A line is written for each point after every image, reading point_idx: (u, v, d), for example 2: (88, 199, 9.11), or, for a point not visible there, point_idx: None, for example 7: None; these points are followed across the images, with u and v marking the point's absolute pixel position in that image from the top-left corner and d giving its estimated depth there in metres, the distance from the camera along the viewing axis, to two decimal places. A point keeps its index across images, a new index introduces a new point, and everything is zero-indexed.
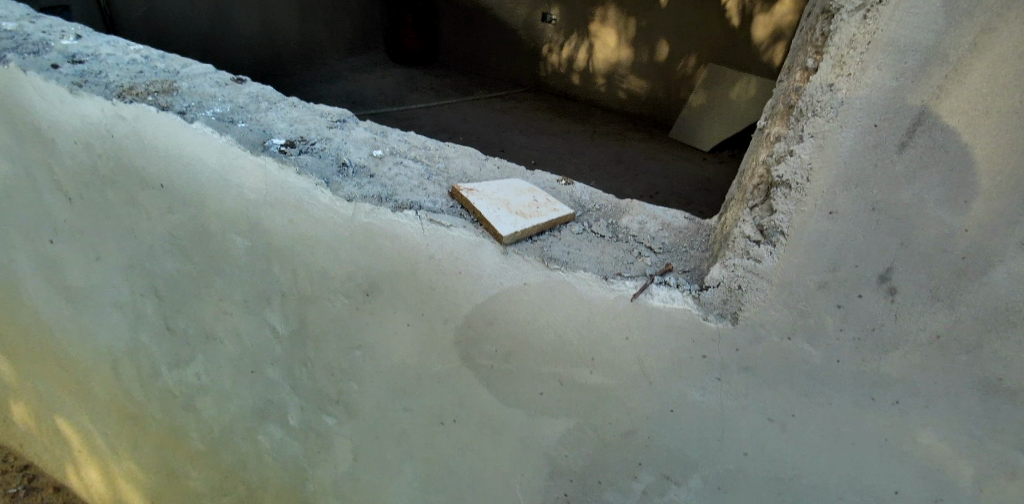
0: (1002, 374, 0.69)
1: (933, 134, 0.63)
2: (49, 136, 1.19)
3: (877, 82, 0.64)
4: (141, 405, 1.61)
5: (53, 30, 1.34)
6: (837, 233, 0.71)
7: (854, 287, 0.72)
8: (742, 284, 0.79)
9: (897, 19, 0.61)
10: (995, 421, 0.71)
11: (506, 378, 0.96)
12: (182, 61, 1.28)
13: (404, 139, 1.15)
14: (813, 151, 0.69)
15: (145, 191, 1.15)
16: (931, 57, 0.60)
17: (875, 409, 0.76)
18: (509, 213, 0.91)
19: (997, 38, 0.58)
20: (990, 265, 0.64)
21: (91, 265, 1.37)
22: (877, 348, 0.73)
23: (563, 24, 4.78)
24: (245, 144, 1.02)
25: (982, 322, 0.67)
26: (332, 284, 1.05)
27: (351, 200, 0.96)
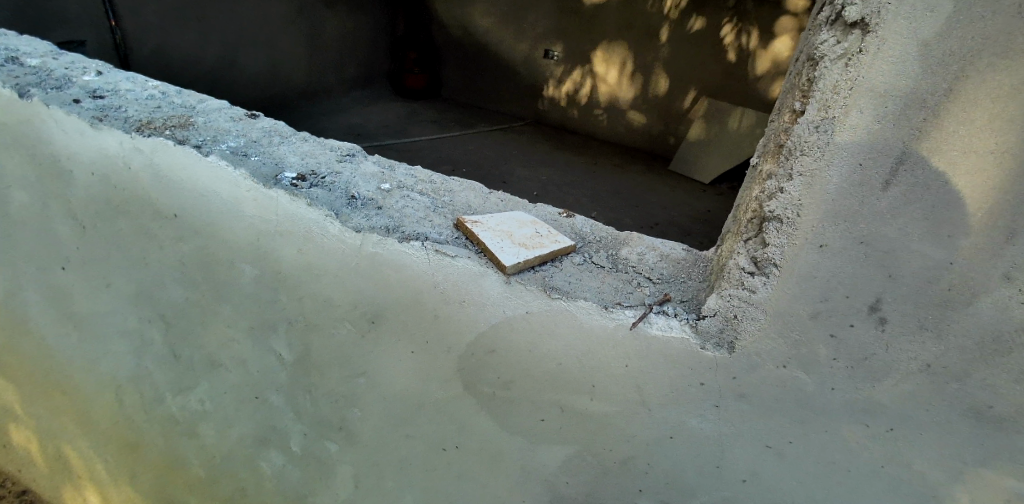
0: (991, 403, 0.71)
1: (915, 173, 0.66)
2: (68, 168, 1.23)
3: (860, 124, 0.67)
4: (143, 431, 1.62)
5: (75, 66, 1.39)
6: (828, 266, 0.74)
7: (845, 317, 0.75)
8: (738, 314, 0.82)
9: (876, 67, 0.65)
10: (987, 449, 0.73)
11: (507, 406, 0.98)
12: (198, 97, 1.34)
13: (411, 172, 1.19)
14: (802, 187, 0.73)
15: (158, 221, 1.18)
16: (909, 102, 0.64)
17: (869, 436, 0.79)
18: (512, 244, 0.94)
19: (971, 85, 0.62)
20: (976, 296, 0.67)
21: (99, 292, 1.39)
22: (868, 377, 0.76)
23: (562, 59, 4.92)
24: (257, 177, 1.05)
25: (970, 352, 0.70)
26: (339, 312, 1.08)
27: (359, 230, 0.99)
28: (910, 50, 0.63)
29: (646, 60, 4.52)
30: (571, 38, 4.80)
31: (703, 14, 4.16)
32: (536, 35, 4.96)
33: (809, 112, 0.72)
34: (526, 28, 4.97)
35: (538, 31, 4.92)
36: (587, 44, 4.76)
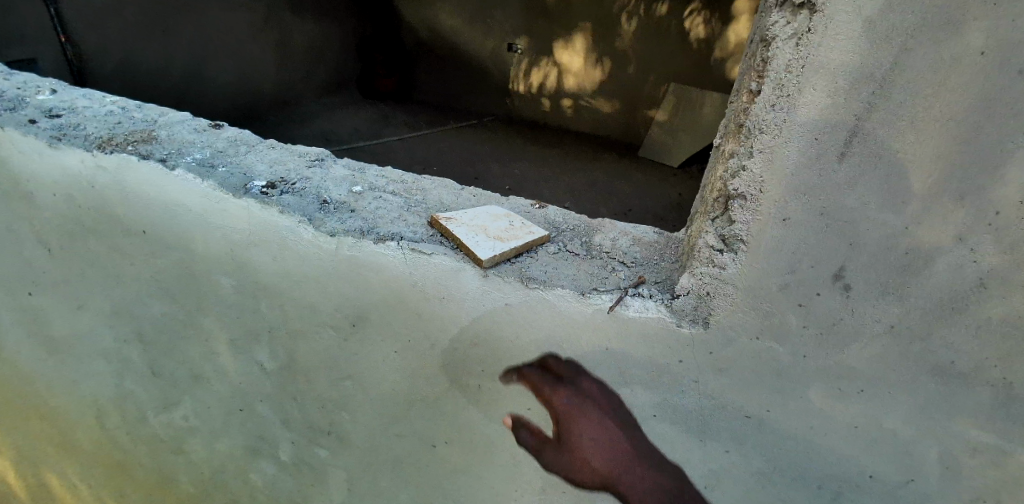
0: (953, 359, 0.75)
1: (867, 144, 0.69)
2: (29, 191, 1.20)
3: (814, 101, 0.70)
4: (128, 452, 1.60)
5: (28, 86, 1.35)
6: (792, 239, 0.76)
7: (812, 287, 0.77)
8: (710, 291, 0.84)
9: (825, 45, 0.67)
10: (952, 403, 0.77)
11: (493, 396, 1.01)
12: (160, 110, 1.31)
13: (382, 173, 1.18)
14: (763, 164, 0.75)
15: (127, 238, 1.16)
16: (859, 76, 0.67)
17: (845, 400, 0.82)
18: (487, 238, 0.95)
19: (913, 57, 0.64)
20: (932, 258, 0.71)
21: (73, 315, 1.36)
22: (839, 342, 0.79)
23: (528, 51, 4.93)
24: (226, 188, 1.04)
25: (931, 311, 0.73)
26: (319, 317, 1.07)
27: (334, 234, 0.98)
28: (854, 27, 0.65)
29: (612, 48, 4.56)
30: (537, 29, 4.82)
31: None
32: (501, 29, 4.95)
33: (765, 91, 0.73)
34: (491, 21, 4.96)
35: (502, 25, 4.93)
36: (553, 35, 4.78)
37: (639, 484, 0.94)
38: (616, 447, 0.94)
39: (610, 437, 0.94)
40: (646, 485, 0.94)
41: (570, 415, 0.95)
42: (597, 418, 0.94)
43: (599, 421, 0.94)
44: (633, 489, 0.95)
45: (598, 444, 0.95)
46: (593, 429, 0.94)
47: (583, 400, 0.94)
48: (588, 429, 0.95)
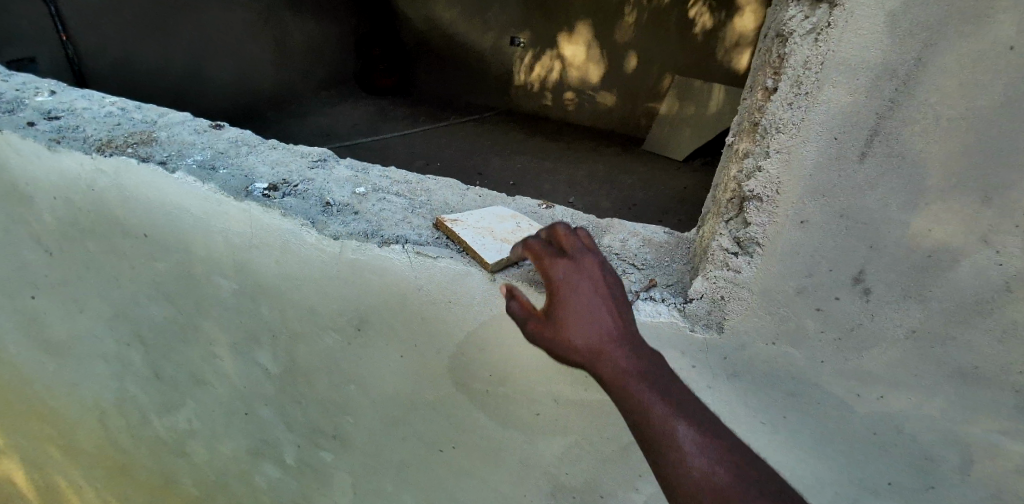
0: (975, 363, 0.72)
1: (889, 144, 0.66)
2: (28, 195, 1.19)
3: (834, 98, 0.67)
4: (132, 454, 1.59)
5: (27, 87, 1.33)
6: (810, 242, 0.74)
7: (830, 291, 0.75)
8: (724, 295, 0.82)
9: (846, 41, 0.65)
10: (974, 408, 0.75)
11: (499, 400, 1.00)
12: (160, 110, 1.29)
13: (386, 174, 1.16)
14: (780, 165, 0.72)
15: (128, 242, 1.15)
16: (882, 73, 0.64)
17: (863, 405, 0.80)
18: (495, 241, 0.91)
19: (939, 52, 0.61)
20: (955, 261, 0.68)
21: (74, 318, 1.35)
22: (857, 346, 0.77)
23: (530, 45, 4.89)
24: (227, 190, 1.01)
25: (953, 316, 0.71)
26: (323, 321, 1.06)
27: (337, 238, 0.96)
28: (877, 21, 0.63)
29: (614, 42, 4.53)
30: (539, 23, 4.78)
31: None
32: (502, 22, 4.90)
33: (783, 89, 0.71)
34: (492, 15, 4.92)
35: (504, 19, 4.88)
36: (555, 29, 4.74)
37: (630, 368, 0.62)
38: (612, 328, 0.65)
39: (606, 307, 0.67)
40: (642, 372, 0.61)
41: (560, 280, 0.69)
42: (593, 277, 0.70)
43: (593, 283, 0.69)
44: (622, 383, 0.61)
45: (587, 313, 0.66)
46: (585, 295, 0.68)
47: (584, 266, 0.71)
48: (574, 296, 0.68)
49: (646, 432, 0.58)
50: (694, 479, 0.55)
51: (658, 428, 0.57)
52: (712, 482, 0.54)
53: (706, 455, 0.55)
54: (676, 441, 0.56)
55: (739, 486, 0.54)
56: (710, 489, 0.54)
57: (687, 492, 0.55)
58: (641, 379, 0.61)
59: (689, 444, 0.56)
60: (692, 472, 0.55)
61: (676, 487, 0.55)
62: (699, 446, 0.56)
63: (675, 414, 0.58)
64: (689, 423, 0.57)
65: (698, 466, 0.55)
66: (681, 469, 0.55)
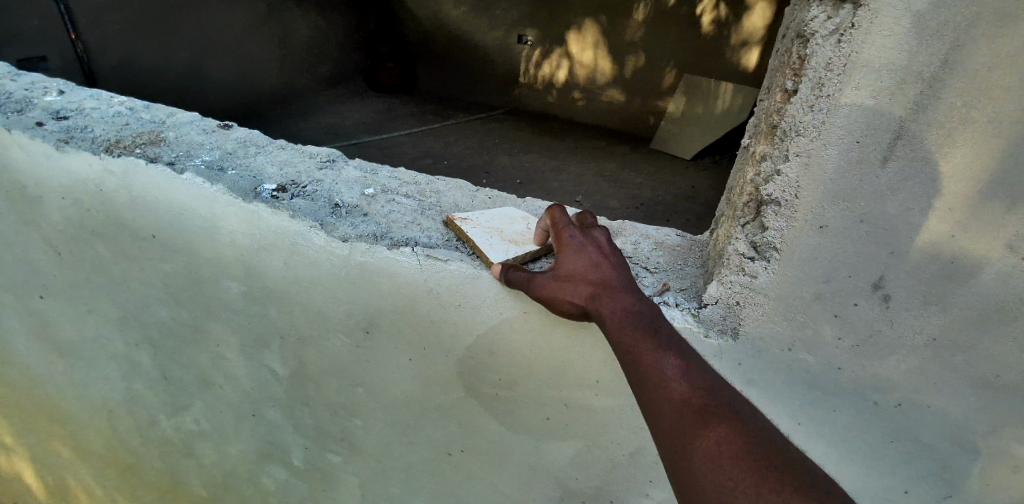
0: (998, 372, 0.70)
1: (913, 148, 0.65)
2: (37, 195, 1.19)
3: (856, 101, 0.65)
4: (140, 455, 1.59)
5: (36, 87, 1.33)
6: (829, 247, 0.72)
7: (849, 297, 0.74)
8: (740, 300, 0.80)
9: (870, 42, 0.63)
10: (996, 418, 0.73)
11: (509, 405, 0.99)
12: (168, 110, 1.29)
13: (394, 175, 1.15)
14: (800, 169, 0.71)
15: (137, 243, 1.14)
16: (906, 76, 0.62)
17: (881, 413, 0.78)
18: (503, 241, 0.90)
19: (967, 54, 0.60)
20: (979, 268, 0.67)
21: (82, 319, 1.35)
22: (875, 354, 0.75)
23: (537, 43, 4.86)
24: (236, 191, 1.00)
25: (976, 323, 0.69)
26: (331, 323, 1.05)
27: (346, 240, 0.94)
28: (903, 22, 0.61)
29: (621, 40, 4.50)
30: (545, 21, 4.76)
31: None
32: (508, 21, 4.88)
33: (803, 91, 0.69)
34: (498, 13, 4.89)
35: (510, 16, 4.86)
36: (561, 27, 4.71)
37: (624, 309, 0.66)
38: (611, 277, 0.70)
39: (608, 262, 0.72)
40: (634, 312, 0.64)
41: (567, 239, 0.76)
42: (599, 241, 0.76)
43: (597, 244, 0.75)
44: (616, 320, 0.65)
45: (588, 266, 0.72)
46: (588, 252, 0.74)
47: (592, 233, 0.77)
48: (578, 252, 0.74)
49: (634, 361, 0.59)
50: (673, 398, 0.54)
51: (644, 356, 0.59)
52: (691, 403, 0.53)
53: (687, 381, 0.55)
54: (659, 365, 0.57)
55: (719, 410, 0.52)
56: (686, 408, 0.53)
57: (666, 412, 0.54)
58: (633, 319, 0.64)
59: (671, 371, 0.56)
60: (672, 393, 0.54)
61: (653, 406, 0.55)
62: (681, 372, 0.56)
63: (662, 347, 0.59)
64: (676, 354, 0.58)
65: (679, 389, 0.55)
66: (661, 390, 0.55)
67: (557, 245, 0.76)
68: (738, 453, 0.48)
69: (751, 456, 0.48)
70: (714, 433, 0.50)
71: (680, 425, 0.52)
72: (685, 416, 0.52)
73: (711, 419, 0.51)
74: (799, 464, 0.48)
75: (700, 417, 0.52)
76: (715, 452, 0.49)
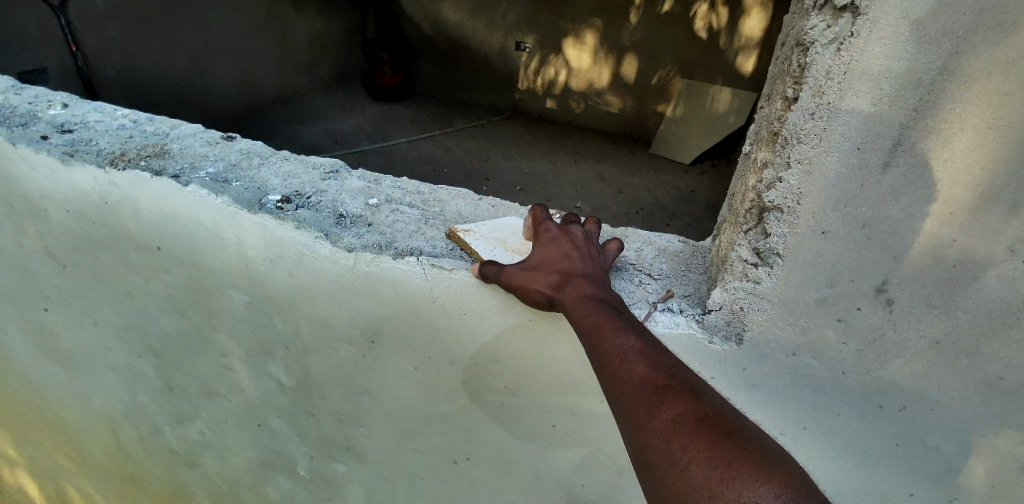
0: (1002, 375, 0.71)
1: (913, 153, 0.65)
2: (41, 207, 1.19)
3: (856, 108, 0.66)
4: (144, 465, 1.59)
5: (39, 100, 1.34)
6: (833, 252, 0.73)
7: (853, 301, 0.74)
8: (743, 306, 0.81)
9: (869, 50, 0.64)
10: (999, 420, 0.73)
11: (514, 413, 0.99)
12: (171, 122, 1.29)
13: (398, 184, 1.16)
14: (801, 176, 0.72)
15: (142, 255, 1.15)
16: (906, 83, 0.63)
17: (885, 417, 0.79)
18: (506, 251, 0.89)
19: (966, 61, 0.60)
20: (982, 271, 0.67)
21: (86, 330, 1.35)
22: (879, 358, 0.75)
23: (535, 49, 4.86)
24: (241, 203, 1.01)
25: (980, 326, 0.69)
26: (337, 333, 1.06)
27: (351, 250, 0.95)
28: (902, 30, 0.62)
29: (619, 45, 4.52)
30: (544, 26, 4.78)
31: None
32: (508, 26, 4.90)
33: (804, 99, 0.70)
34: (497, 20, 4.92)
35: (510, 22, 4.88)
36: (560, 32, 4.73)
37: (590, 295, 0.68)
38: (578, 269, 0.73)
39: (577, 257, 0.75)
40: (597, 299, 0.67)
41: (543, 235, 0.80)
42: (574, 238, 0.79)
43: (571, 240, 0.78)
44: (580, 308, 0.67)
45: (559, 257, 0.76)
46: (560, 247, 0.77)
47: (569, 229, 0.80)
48: (552, 246, 0.77)
49: (597, 345, 0.61)
50: (631, 378, 0.55)
51: (605, 340, 0.61)
52: (648, 380, 0.54)
53: (646, 360, 0.56)
54: (619, 347, 0.59)
55: (674, 386, 0.53)
56: (644, 386, 0.54)
57: (625, 391, 0.55)
58: (598, 305, 0.66)
59: (631, 351, 0.58)
60: (631, 373, 0.55)
61: (616, 385, 0.56)
62: (641, 352, 0.57)
63: (624, 330, 0.61)
64: (636, 337, 0.60)
65: (638, 369, 0.56)
66: (621, 371, 0.56)
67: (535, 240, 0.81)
68: (690, 426, 0.49)
69: (704, 429, 0.48)
70: (669, 409, 0.51)
71: (638, 402, 0.53)
72: (644, 393, 0.53)
73: (666, 395, 0.52)
74: (753, 437, 0.48)
75: (657, 395, 0.52)
76: (669, 426, 0.49)
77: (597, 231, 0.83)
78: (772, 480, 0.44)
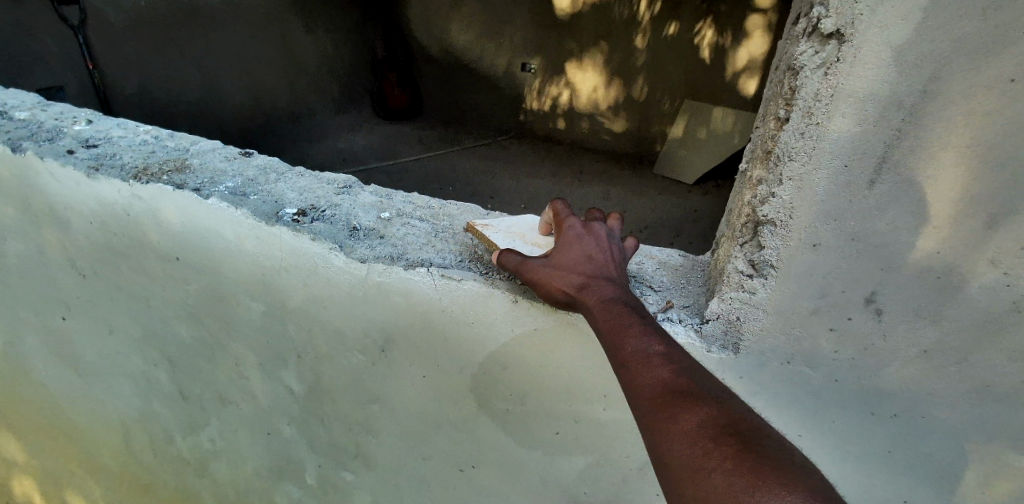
0: (989, 381, 0.74)
1: (897, 170, 0.70)
2: (65, 218, 1.24)
3: (843, 128, 0.71)
4: (155, 473, 1.62)
5: (64, 116, 1.40)
6: (823, 264, 0.76)
7: (843, 311, 0.78)
8: (739, 316, 0.85)
9: (855, 75, 0.68)
10: (988, 426, 0.76)
11: (521, 420, 1.02)
12: (191, 138, 1.35)
13: (408, 200, 1.20)
14: (793, 192, 0.76)
15: (162, 265, 1.19)
16: (890, 104, 0.68)
17: (879, 423, 0.82)
18: (526, 243, 0.92)
19: (945, 85, 0.65)
20: (966, 282, 0.71)
21: (105, 339, 1.39)
22: (870, 366, 0.79)
23: (541, 71, 4.99)
24: (258, 215, 1.05)
25: (968, 335, 0.73)
26: (349, 342, 1.09)
27: (364, 260, 0.99)
28: (884, 57, 0.66)
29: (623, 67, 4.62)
30: (550, 48, 4.90)
31: (676, 19, 4.29)
32: (515, 48, 5.03)
33: (794, 119, 0.75)
34: (503, 42, 5.05)
35: (516, 44, 5.02)
36: (565, 54, 4.84)
37: (613, 298, 0.72)
38: (602, 271, 0.77)
39: (601, 258, 0.79)
40: (620, 304, 0.71)
41: (568, 230, 0.83)
42: (598, 236, 0.82)
43: (596, 239, 0.81)
44: (603, 310, 0.70)
45: (583, 257, 0.78)
46: (585, 245, 0.80)
47: (594, 227, 0.83)
48: (577, 243, 0.80)
49: (619, 346, 0.65)
50: (656, 382, 0.58)
51: (629, 344, 0.64)
52: (672, 386, 0.57)
53: (670, 367, 0.60)
54: (644, 352, 0.62)
55: (698, 394, 0.56)
56: (668, 390, 0.57)
57: (647, 393, 0.58)
58: (621, 309, 0.70)
59: (656, 356, 0.61)
60: (655, 377, 0.59)
61: (638, 386, 0.59)
62: (665, 359, 0.61)
63: (648, 336, 0.64)
64: (660, 343, 0.63)
65: (662, 374, 0.59)
66: (645, 374, 0.60)
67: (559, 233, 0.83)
68: (712, 430, 0.52)
69: (726, 435, 0.52)
70: (692, 413, 0.54)
71: (660, 405, 0.56)
72: (667, 397, 0.56)
73: (690, 401, 0.55)
74: (774, 444, 0.51)
75: (681, 399, 0.56)
76: (692, 429, 0.52)
77: (619, 227, 0.87)
78: (793, 484, 0.47)
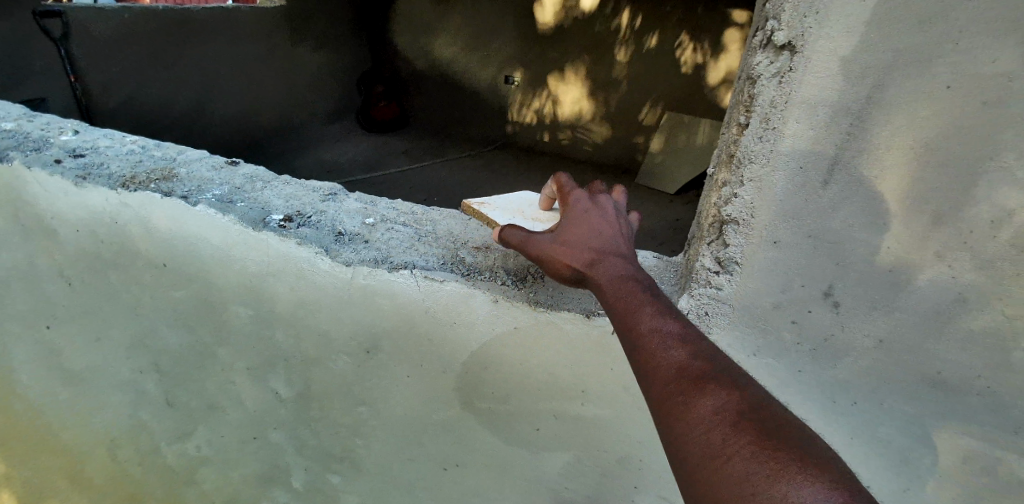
0: (940, 370, 0.79)
1: (848, 171, 0.75)
2: (52, 227, 1.25)
3: (797, 132, 0.76)
4: (141, 483, 1.61)
5: (51, 127, 1.42)
6: (783, 260, 0.82)
7: (803, 305, 0.83)
8: (708, 311, 0.90)
9: (807, 82, 0.74)
10: (941, 412, 0.81)
11: (504, 417, 1.07)
12: (178, 148, 1.37)
13: (392, 206, 1.24)
14: (753, 192, 0.81)
15: (149, 272, 1.20)
16: (837, 110, 0.73)
17: (840, 412, 0.86)
18: (526, 219, 0.96)
19: (888, 92, 0.70)
20: (914, 276, 0.76)
21: (92, 348, 1.40)
22: (830, 356, 0.84)
23: (524, 84, 5.08)
24: (246, 222, 1.08)
25: (920, 325, 0.78)
26: (335, 345, 1.11)
27: (349, 264, 1.02)
28: (831, 67, 0.72)
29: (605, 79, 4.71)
30: (534, 61, 4.97)
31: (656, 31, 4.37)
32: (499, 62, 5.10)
33: (753, 124, 0.80)
34: (488, 55, 5.12)
35: (501, 58, 5.09)
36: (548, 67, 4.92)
37: (624, 273, 0.67)
38: (612, 245, 0.72)
39: (609, 232, 0.74)
40: (631, 278, 0.66)
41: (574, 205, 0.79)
42: (604, 211, 0.79)
43: (603, 214, 0.78)
44: (613, 286, 0.66)
45: (591, 232, 0.74)
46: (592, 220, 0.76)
47: (601, 201, 0.80)
48: (584, 218, 0.77)
49: (630, 322, 0.59)
50: (670, 364, 0.53)
51: (640, 321, 0.59)
52: (687, 368, 0.52)
53: (686, 347, 0.54)
54: (657, 330, 0.56)
55: (716, 377, 0.51)
56: (683, 373, 0.52)
57: (660, 375, 0.53)
58: (632, 284, 0.65)
59: (670, 336, 0.56)
60: (670, 359, 0.53)
61: (650, 367, 0.54)
62: (680, 338, 0.55)
63: (662, 314, 0.59)
64: (675, 321, 0.58)
65: (677, 355, 0.53)
66: (658, 354, 0.54)
67: (565, 209, 0.80)
68: (732, 419, 0.47)
69: (748, 426, 0.47)
70: (710, 399, 0.49)
71: (675, 389, 0.51)
72: (683, 380, 0.51)
73: (708, 385, 0.50)
74: (808, 438, 0.46)
75: (698, 383, 0.51)
76: (710, 417, 0.48)
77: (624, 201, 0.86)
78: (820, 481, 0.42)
